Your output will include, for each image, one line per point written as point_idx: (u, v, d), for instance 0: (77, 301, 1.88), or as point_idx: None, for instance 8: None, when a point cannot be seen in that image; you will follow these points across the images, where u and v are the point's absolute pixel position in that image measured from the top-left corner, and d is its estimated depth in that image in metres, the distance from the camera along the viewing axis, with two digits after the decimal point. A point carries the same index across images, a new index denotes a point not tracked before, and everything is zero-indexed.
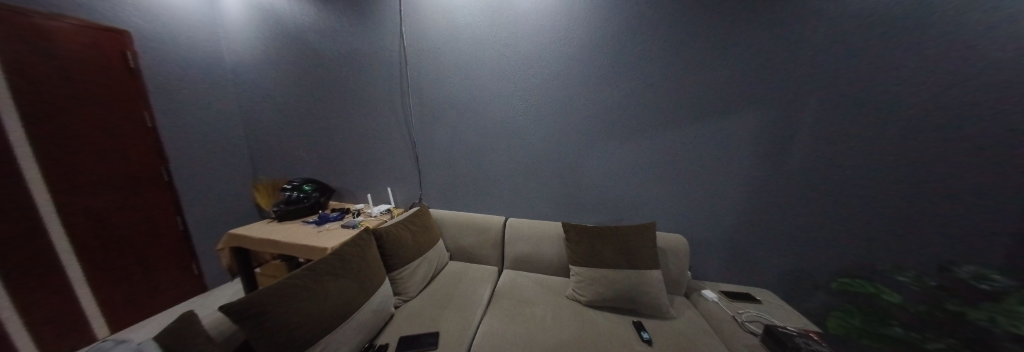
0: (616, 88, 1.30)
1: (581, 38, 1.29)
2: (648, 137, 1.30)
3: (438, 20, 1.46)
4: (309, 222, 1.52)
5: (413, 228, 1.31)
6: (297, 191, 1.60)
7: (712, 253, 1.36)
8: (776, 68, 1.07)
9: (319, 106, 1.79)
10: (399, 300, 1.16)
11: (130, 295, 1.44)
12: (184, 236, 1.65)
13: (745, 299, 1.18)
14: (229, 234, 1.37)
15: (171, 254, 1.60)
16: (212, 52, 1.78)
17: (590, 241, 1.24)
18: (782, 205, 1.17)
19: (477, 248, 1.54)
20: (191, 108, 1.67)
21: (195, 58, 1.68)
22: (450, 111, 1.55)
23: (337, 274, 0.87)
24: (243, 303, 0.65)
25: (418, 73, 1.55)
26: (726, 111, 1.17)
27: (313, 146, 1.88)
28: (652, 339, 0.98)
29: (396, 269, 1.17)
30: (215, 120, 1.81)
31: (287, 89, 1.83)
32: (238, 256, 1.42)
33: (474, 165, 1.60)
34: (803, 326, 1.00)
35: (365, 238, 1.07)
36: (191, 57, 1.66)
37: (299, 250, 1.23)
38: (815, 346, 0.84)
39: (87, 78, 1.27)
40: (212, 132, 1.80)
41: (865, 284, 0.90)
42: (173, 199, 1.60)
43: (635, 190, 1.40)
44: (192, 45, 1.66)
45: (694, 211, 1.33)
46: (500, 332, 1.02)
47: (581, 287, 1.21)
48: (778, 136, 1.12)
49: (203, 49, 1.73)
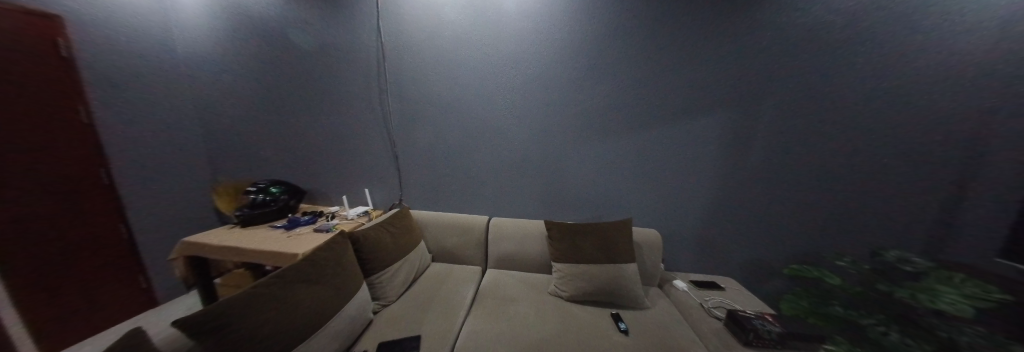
0: (597, 90, 1.34)
1: (563, 40, 1.31)
2: (625, 136, 1.36)
3: (420, 17, 1.42)
4: (278, 226, 1.41)
5: (392, 230, 1.27)
6: (263, 194, 1.47)
7: (685, 246, 1.44)
8: (739, 75, 1.17)
9: (289, 103, 1.67)
10: (379, 305, 1.12)
11: (70, 315, 1.28)
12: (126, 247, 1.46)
13: (711, 287, 1.27)
14: (183, 242, 1.24)
15: (114, 265, 1.42)
16: (161, 39, 1.60)
17: (572, 239, 1.27)
18: (744, 200, 1.28)
19: (460, 249, 1.52)
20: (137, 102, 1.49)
21: (138, 45, 1.49)
22: (433, 110, 1.52)
23: (308, 281, 0.82)
24: (202, 315, 0.59)
25: (398, 70, 1.50)
26: (696, 113, 1.26)
27: (282, 147, 1.76)
28: (628, 329, 1.03)
29: (374, 273, 1.13)
30: (164, 117, 1.63)
31: (252, 84, 1.70)
32: (194, 266, 1.29)
33: (458, 165, 1.58)
34: (761, 309, 1.10)
35: (341, 242, 1.02)
36: (138, 46, 1.49)
37: (264, 257, 1.14)
38: (769, 327, 0.93)
39: (11, 68, 1.08)
40: (160, 129, 1.61)
41: (810, 269, 0.96)
42: (115, 203, 1.41)
43: (614, 188, 1.45)
44: (134, 30, 1.47)
45: (667, 206, 1.41)
46: (484, 331, 1.02)
47: (562, 283, 1.24)
48: (738, 136, 1.23)
49: (153, 37, 1.56)
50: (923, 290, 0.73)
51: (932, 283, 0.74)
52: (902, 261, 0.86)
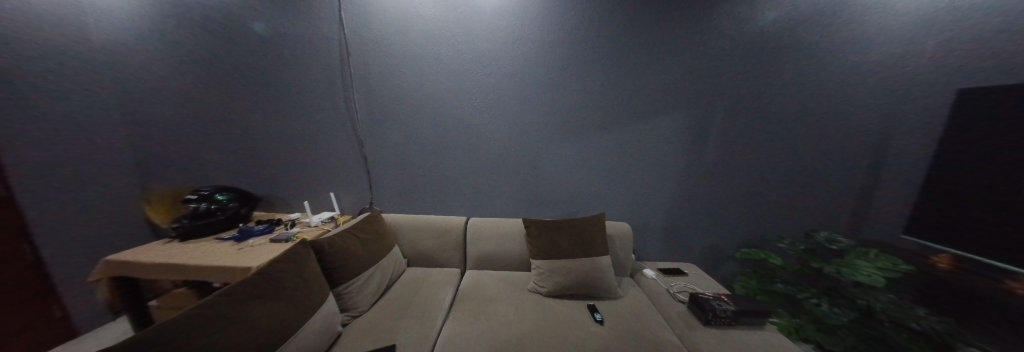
0: (571, 89, 1.37)
1: (537, 39, 1.32)
2: (597, 135, 1.41)
3: (387, 9, 1.35)
4: (227, 238, 1.26)
5: (361, 236, 1.20)
6: (207, 203, 1.30)
7: (653, 237, 1.52)
8: (695, 76, 1.29)
9: (239, 99, 1.51)
10: (348, 317, 1.05)
11: None
12: (49, 273, 1.23)
13: (676, 273, 1.37)
14: (104, 261, 1.07)
15: (30, 296, 1.17)
16: (94, 25, 1.34)
17: (549, 235, 1.29)
18: (703, 191, 1.41)
19: (437, 251, 1.48)
20: (61, 99, 1.24)
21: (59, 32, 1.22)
22: (403, 108, 1.46)
23: (261, 296, 0.74)
24: (141, 344, 0.51)
25: (364, 65, 1.42)
26: (662, 112, 1.35)
27: (231, 149, 1.57)
28: (603, 319, 1.07)
29: (341, 283, 1.05)
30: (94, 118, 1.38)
31: (191, 77, 1.50)
32: (121, 288, 1.12)
33: (432, 164, 1.53)
34: (718, 290, 1.21)
35: (301, 251, 0.94)
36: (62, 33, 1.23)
37: (209, 273, 1.02)
38: (725, 306, 1.01)
39: None
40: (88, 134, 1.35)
41: (758, 251, 1.14)
42: (19, 221, 1.13)
43: (588, 185, 1.49)
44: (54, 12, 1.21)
45: (638, 199, 1.48)
46: (464, 334, 1.00)
47: (541, 279, 1.26)
48: (696, 133, 1.35)
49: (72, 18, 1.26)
50: (847, 267, 0.95)
51: (851, 260, 0.97)
52: (828, 241, 1.09)
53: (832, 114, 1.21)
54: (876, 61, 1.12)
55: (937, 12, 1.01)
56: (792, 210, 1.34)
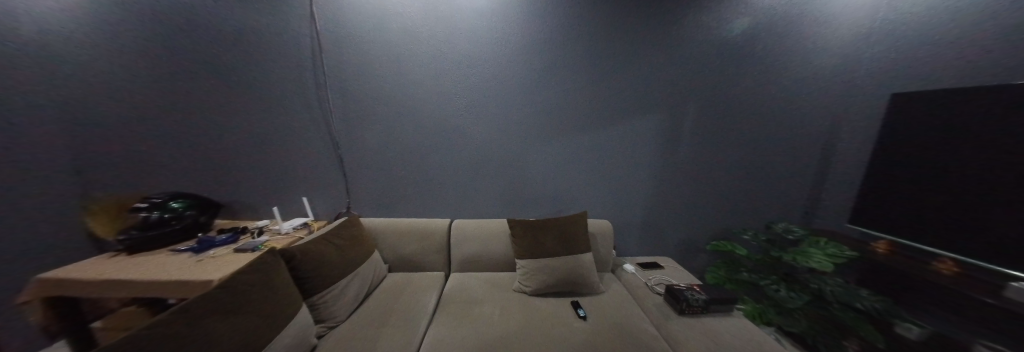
0: (553, 90, 1.39)
1: (519, 41, 1.34)
2: (579, 136, 1.44)
3: (364, 5, 1.31)
4: (184, 250, 1.15)
5: (337, 242, 1.15)
6: (159, 211, 1.18)
7: (633, 233, 1.57)
8: (670, 79, 1.36)
9: (192, 97, 1.36)
10: (325, 328, 1.00)
11: None
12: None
13: (654, 267, 1.43)
14: (37, 280, 0.95)
15: None
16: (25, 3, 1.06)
17: (533, 235, 1.30)
18: (679, 188, 1.48)
19: (420, 255, 1.45)
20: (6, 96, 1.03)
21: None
22: (382, 108, 1.41)
23: (224, 311, 0.68)
24: None
25: (339, 62, 1.37)
26: (639, 114, 1.40)
27: (181, 153, 1.41)
28: (586, 315, 1.10)
29: (316, 292, 1.00)
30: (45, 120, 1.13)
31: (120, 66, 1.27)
32: (58, 309, 1.00)
33: (413, 166, 1.49)
34: (691, 282, 1.27)
35: (271, 260, 0.89)
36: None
37: (163, 288, 0.93)
38: (697, 296, 1.08)
39: None
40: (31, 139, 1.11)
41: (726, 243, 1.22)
42: None
43: (570, 185, 1.51)
44: None
45: (619, 197, 1.52)
46: (449, 338, 0.98)
47: (526, 279, 1.27)
48: (670, 133, 1.41)
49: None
50: (803, 254, 1.04)
51: (807, 248, 1.06)
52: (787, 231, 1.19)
53: (796, 119, 1.38)
54: (822, 72, 1.34)
55: (859, 39, 1.29)
56: (768, 204, 1.47)
